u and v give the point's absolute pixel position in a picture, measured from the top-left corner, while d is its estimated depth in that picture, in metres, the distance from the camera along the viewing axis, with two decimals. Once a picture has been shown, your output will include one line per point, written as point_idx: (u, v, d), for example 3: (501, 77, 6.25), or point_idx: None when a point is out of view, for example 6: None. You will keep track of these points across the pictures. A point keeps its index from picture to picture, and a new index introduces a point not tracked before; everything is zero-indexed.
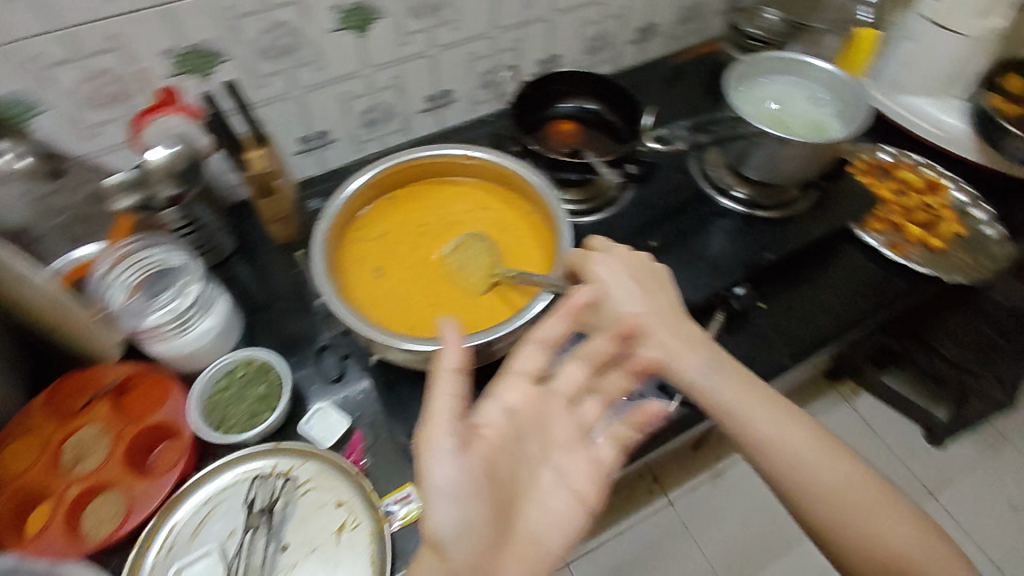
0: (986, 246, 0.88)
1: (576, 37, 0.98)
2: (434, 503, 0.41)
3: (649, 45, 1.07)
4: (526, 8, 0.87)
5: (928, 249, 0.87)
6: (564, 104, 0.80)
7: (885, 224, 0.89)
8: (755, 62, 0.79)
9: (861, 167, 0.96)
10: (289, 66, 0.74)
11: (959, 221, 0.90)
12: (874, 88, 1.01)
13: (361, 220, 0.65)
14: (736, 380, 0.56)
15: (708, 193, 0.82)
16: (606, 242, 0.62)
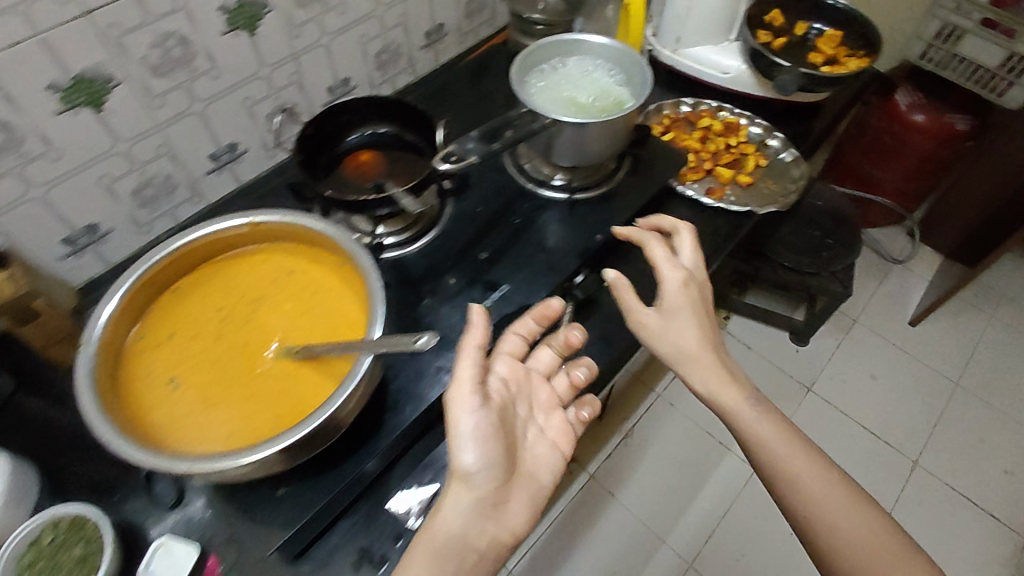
0: (788, 171, 0.95)
1: (361, 55, 0.93)
2: (461, 449, 0.53)
3: (441, 46, 1.05)
4: (290, 39, 0.82)
5: (739, 187, 0.92)
6: (352, 137, 0.75)
7: (698, 173, 0.93)
8: (538, 50, 0.76)
9: (667, 121, 0.99)
10: (14, 165, 0.64)
11: (760, 153, 0.96)
12: (658, 47, 1.05)
13: (147, 325, 0.56)
14: (777, 430, 0.65)
15: (529, 188, 0.80)
16: (688, 243, 0.72)
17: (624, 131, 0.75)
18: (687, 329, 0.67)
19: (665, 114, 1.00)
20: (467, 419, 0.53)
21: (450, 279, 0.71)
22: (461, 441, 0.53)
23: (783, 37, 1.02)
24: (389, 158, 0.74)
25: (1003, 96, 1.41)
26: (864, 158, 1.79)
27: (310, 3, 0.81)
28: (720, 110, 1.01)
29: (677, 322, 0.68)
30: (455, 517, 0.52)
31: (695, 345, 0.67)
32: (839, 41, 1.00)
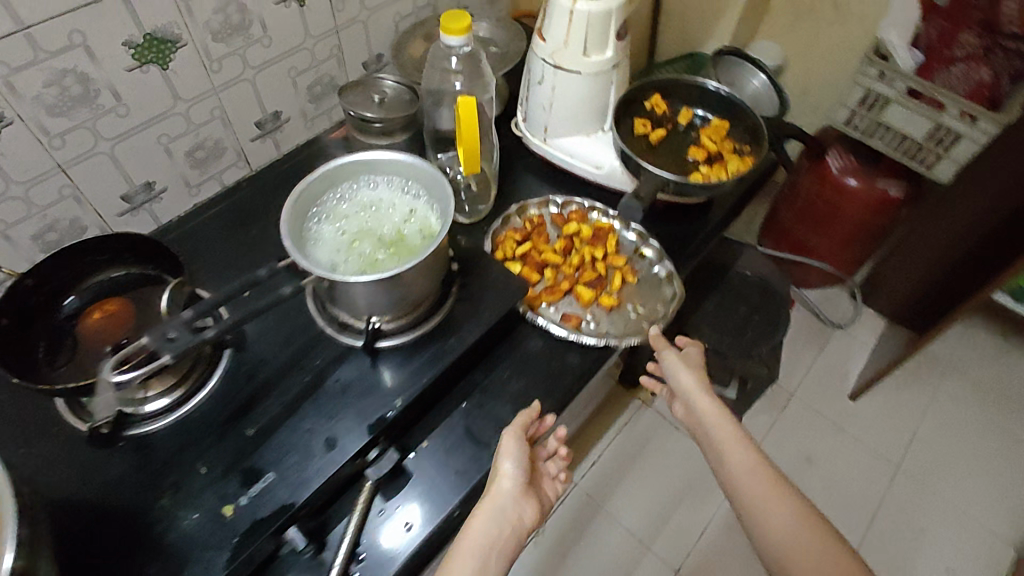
0: (660, 291, 0.84)
1: (166, 156, 0.79)
2: (502, 462, 0.68)
3: (282, 134, 0.92)
4: (50, 152, 0.68)
5: (601, 311, 0.81)
6: (70, 298, 0.62)
7: (553, 295, 0.81)
8: (329, 173, 0.63)
9: (527, 226, 0.87)
10: None
11: (630, 268, 0.84)
12: (530, 136, 0.93)
13: None
14: (740, 442, 0.79)
15: (328, 333, 0.69)
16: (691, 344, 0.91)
17: (423, 274, 0.64)
18: (685, 376, 0.87)
19: (527, 215, 0.88)
20: (513, 438, 0.68)
21: (203, 466, 0.60)
22: (512, 455, 0.67)
23: (661, 128, 0.91)
24: (119, 320, 0.61)
25: (932, 168, 1.33)
26: (798, 222, 1.70)
27: (72, 108, 0.67)
28: (591, 210, 0.89)
29: (673, 371, 0.88)
30: (500, 498, 0.67)
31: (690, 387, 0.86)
32: (722, 135, 0.90)
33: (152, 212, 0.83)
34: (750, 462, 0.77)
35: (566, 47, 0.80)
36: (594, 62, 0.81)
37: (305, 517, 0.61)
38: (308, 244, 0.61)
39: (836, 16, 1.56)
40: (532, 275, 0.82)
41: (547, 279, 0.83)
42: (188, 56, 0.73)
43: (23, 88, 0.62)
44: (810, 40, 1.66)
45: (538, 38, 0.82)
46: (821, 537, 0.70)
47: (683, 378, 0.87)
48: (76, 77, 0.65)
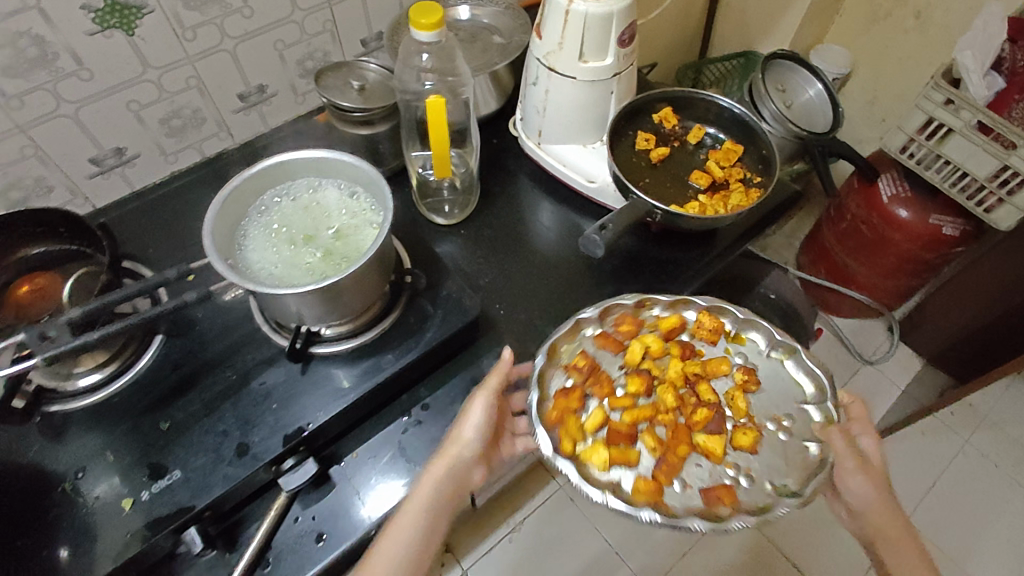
0: (794, 385, 0.73)
1: (137, 124, 0.77)
2: (466, 423, 0.65)
3: (269, 109, 0.88)
4: (9, 110, 0.66)
5: (743, 456, 0.68)
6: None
7: (675, 463, 0.67)
8: (281, 167, 0.62)
9: (576, 378, 0.71)
10: None
11: (745, 373, 0.72)
12: (523, 137, 0.86)
13: None
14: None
15: (263, 332, 0.69)
16: (852, 411, 0.73)
17: (360, 287, 0.61)
18: (872, 495, 0.66)
19: (570, 369, 0.72)
20: (481, 403, 0.65)
21: (110, 455, 0.61)
22: (472, 423, 0.64)
23: (666, 145, 0.83)
24: (38, 303, 0.61)
25: (991, 212, 1.18)
26: (840, 245, 1.56)
27: (29, 71, 0.65)
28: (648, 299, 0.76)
29: (867, 495, 0.66)
30: (458, 457, 0.64)
31: (867, 498, 0.67)
32: (732, 160, 0.82)
33: (120, 178, 0.81)
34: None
35: (561, 48, 0.73)
36: (591, 68, 0.74)
37: (206, 521, 0.60)
38: (246, 226, 0.61)
39: (914, 26, 1.39)
40: (627, 455, 0.67)
41: (653, 450, 0.68)
42: (157, 23, 0.70)
43: None
44: (882, 49, 1.49)
45: (536, 35, 0.75)
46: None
47: (869, 502, 0.66)
48: (32, 39, 0.63)
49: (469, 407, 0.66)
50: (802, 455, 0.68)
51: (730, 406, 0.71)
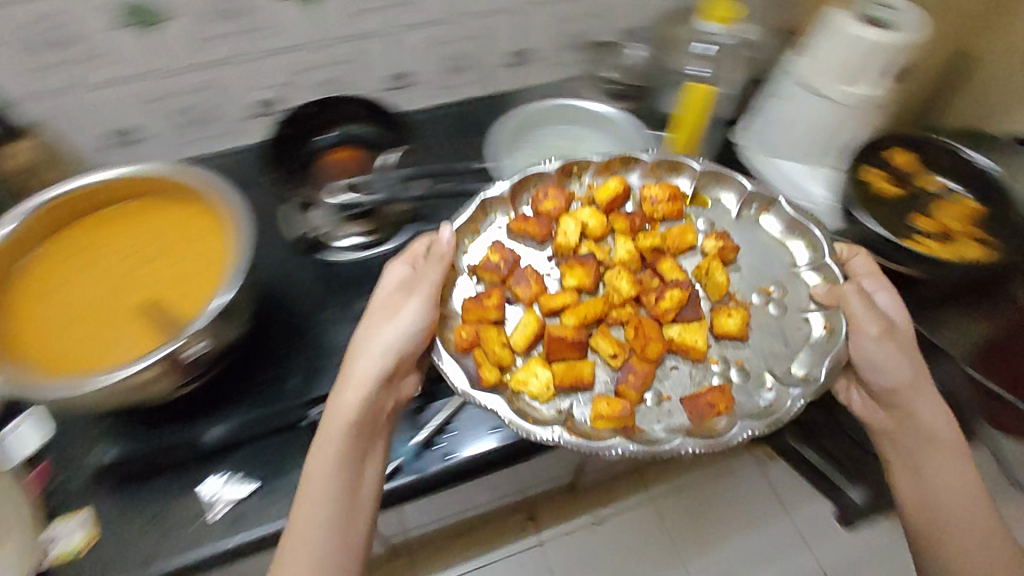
0: (771, 241, 0.77)
1: (429, 56, 0.92)
2: (376, 337, 0.62)
3: (527, 71, 1.01)
4: (353, 20, 0.83)
5: (736, 345, 0.70)
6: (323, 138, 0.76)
7: (643, 362, 0.68)
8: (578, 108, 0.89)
9: (496, 275, 0.72)
10: (72, 59, 0.74)
11: (724, 245, 0.74)
12: (749, 146, 0.90)
13: (29, 267, 0.64)
14: (961, 475, 0.64)
15: None
16: (863, 257, 0.71)
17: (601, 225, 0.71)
18: (913, 363, 0.65)
19: (483, 271, 0.72)
20: (396, 315, 0.63)
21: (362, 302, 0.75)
22: (399, 323, 0.62)
23: (900, 185, 0.82)
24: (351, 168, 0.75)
25: None
26: None
27: None
28: (580, 167, 0.80)
29: (904, 362, 0.65)
30: (361, 376, 0.61)
31: (887, 357, 0.64)
32: (966, 218, 0.80)
33: (397, 99, 0.97)
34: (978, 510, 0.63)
35: (826, 68, 0.77)
36: (850, 93, 0.77)
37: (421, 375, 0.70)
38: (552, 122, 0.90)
39: None
40: (578, 372, 0.67)
41: (613, 358, 0.69)
42: None
43: None
44: None
45: (801, 52, 0.80)
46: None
47: (904, 367, 0.65)
48: None
49: (400, 301, 0.64)
50: (803, 332, 0.71)
51: (707, 285, 0.73)
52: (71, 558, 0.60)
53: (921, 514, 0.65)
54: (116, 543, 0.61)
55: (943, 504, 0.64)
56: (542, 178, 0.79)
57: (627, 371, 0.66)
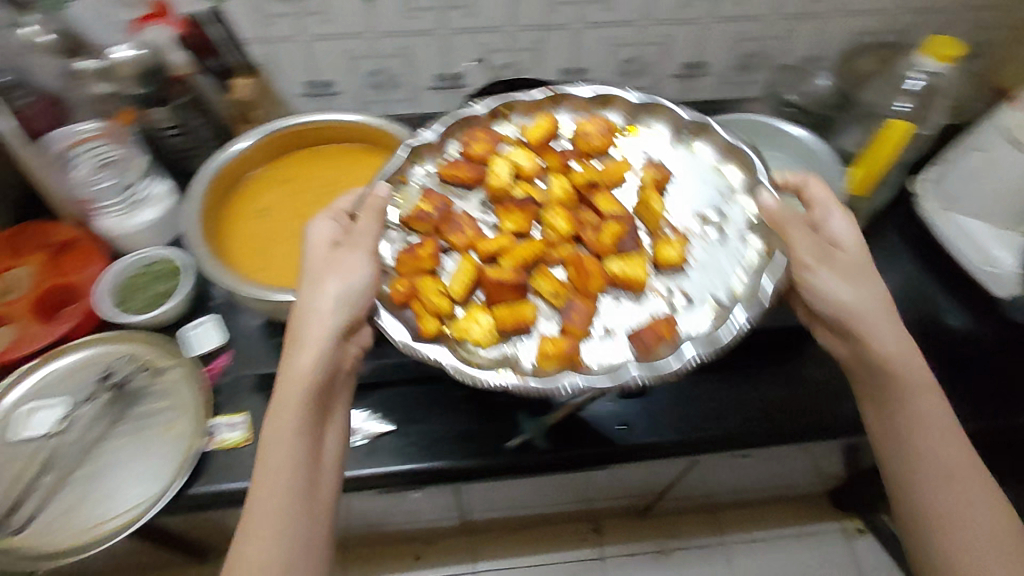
0: (709, 165, 0.69)
1: (606, 55, 0.94)
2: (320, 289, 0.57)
3: (696, 84, 1.01)
4: (548, 10, 0.86)
5: (677, 275, 0.64)
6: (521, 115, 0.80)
7: (582, 300, 0.62)
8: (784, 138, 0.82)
9: (429, 223, 0.65)
10: (297, 11, 0.81)
11: (659, 174, 0.67)
12: (925, 197, 0.86)
13: (251, 180, 0.76)
14: (961, 437, 0.57)
15: None
16: (824, 190, 0.63)
17: None
18: (869, 288, 0.59)
19: (415, 221, 0.65)
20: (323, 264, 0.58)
21: None
22: (346, 277, 0.57)
23: None
24: None
25: None
26: None
27: None
28: (508, 107, 0.72)
29: (869, 286, 0.59)
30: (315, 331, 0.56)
31: (860, 296, 0.58)
32: None
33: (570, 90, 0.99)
34: (984, 483, 0.56)
35: None
36: None
37: None
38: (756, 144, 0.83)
39: None
40: (518, 314, 0.60)
41: (555, 297, 0.63)
42: None
43: None
44: None
45: (1016, 105, 0.75)
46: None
47: (867, 293, 0.58)
48: None
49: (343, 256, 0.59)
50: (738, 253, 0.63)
51: (648, 215, 0.66)
52: (229, 450, 0.67)
53: (927, 468, 0.56)
54: None
55: (945, 472, 0.56)
56: (472, 123, 0.72)
57: (570, 308, 0.60)
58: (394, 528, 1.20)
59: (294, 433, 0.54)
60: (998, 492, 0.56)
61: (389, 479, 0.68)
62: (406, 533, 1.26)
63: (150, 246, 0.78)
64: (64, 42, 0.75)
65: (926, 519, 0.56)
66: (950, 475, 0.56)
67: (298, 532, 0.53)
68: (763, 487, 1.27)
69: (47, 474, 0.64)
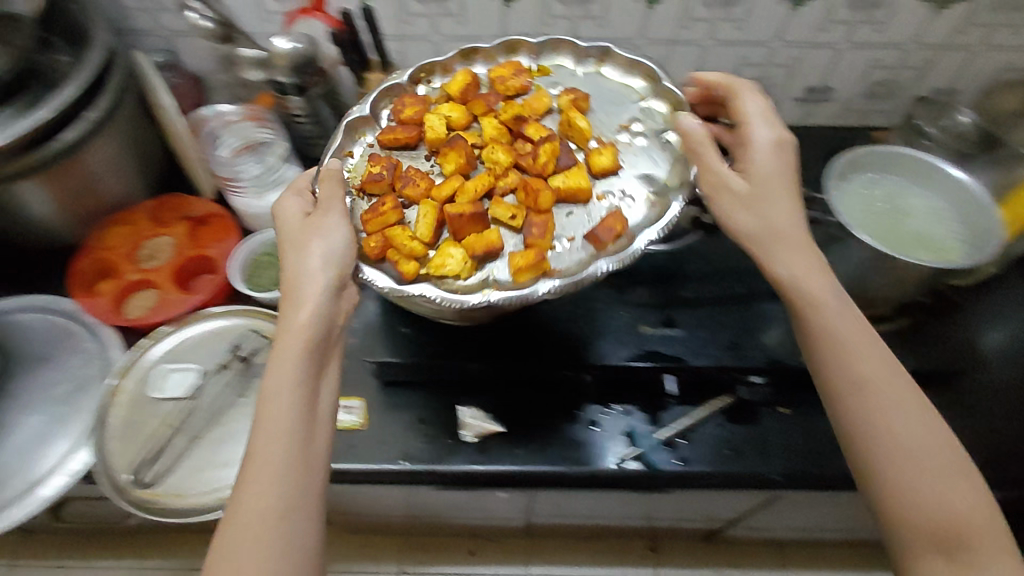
0: (620, 86, 0.77)
1: (731, 74, 0.93)
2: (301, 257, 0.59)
3: (818, 109, 0.98)
4: (681, 26, 0.86)
5: (602, 182, 0.70)
6: None
7: (541, 217, 0.66)
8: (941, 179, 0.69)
9: (384, 183, 0.68)
10: (435, 12, 0.83)
11: (574, 94, 0.73)
12: None
13: None
14: (860, 324, 0.52)
15: None
16: (757, 103, 0.62)
17: (921, 284, 0.66)
18: (786, 201, 0.56)
19: (369, 183, 0.67)
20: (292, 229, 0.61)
21: (642, 290, 0.74)
22: (328, 237, 0.60)
23: None
24: None
25: None
26: None
27: (715, 5, 0.83)
28: (426, 70, 0.78)
29: (766, 184, 0.57)
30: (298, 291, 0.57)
31: (790, 223, 0.55)
32: None
33: None
34: (894, 373, 0.50)
35: None
36: None
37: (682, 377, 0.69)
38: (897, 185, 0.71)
39: None
40: (488, 240, 0.65)
41: (511, 220, 0.67)
42: (816, 8, 0.84)
43: None
44: None
45: None
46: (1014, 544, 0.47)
47: (781, 197, 0.57)
48: None
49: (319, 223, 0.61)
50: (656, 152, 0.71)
51: (571, 136, 0.72)
52: (345, 431, 0.70)
53: (838, 390, 0.51)
54: (379, 432, 0.70)
55: (899, 424, 0.49)
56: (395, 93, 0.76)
57: (528, 225, 0.65)
58: (457, 521, 1.21)
59: (293, 379, 0.52)
60: (931, 411, 0.50)
61: (498, 478, 0.69)
62: (466, 529, 1.26)
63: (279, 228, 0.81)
64: (220, 28, 0.77)
65: (855, 437, 0.50)
66: (862, 385, 0.50)
67: (302, 475, 0.50)
68: (838, 529, 1.22)
69: (181, 434, 0.68)
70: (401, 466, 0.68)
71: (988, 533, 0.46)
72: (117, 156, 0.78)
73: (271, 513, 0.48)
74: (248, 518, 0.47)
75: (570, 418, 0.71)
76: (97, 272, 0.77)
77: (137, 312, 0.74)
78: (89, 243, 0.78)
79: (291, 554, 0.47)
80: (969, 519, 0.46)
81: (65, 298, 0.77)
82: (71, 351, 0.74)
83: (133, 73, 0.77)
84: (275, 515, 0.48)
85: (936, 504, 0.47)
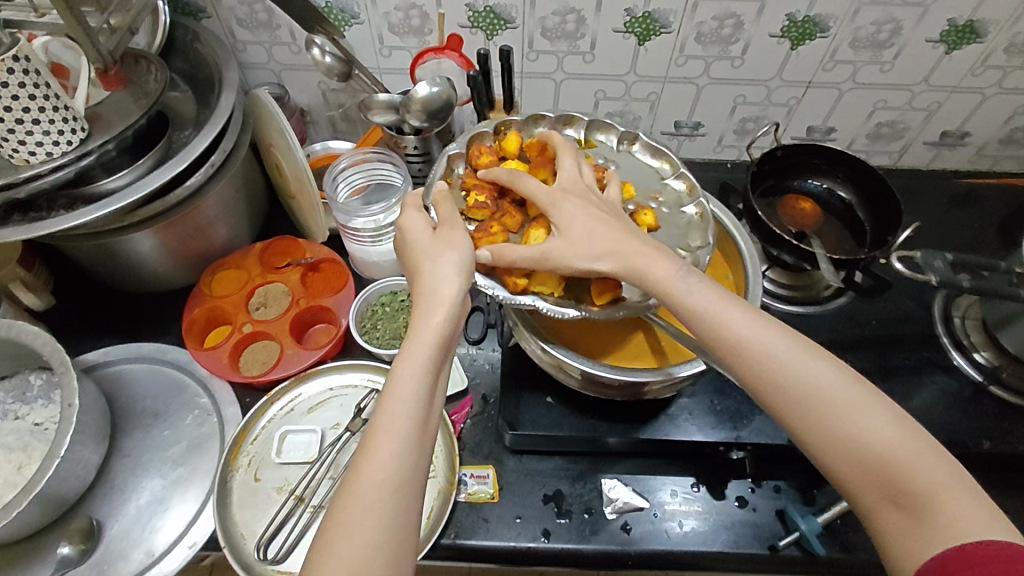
0: (651, 170, 0.68)
1: (864, 116, 0.88)
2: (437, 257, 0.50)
3: (949, 153, 0.94)
4: (823, 69, 0.80)
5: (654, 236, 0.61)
6: (812, 181, 0.76)
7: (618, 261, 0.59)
8: None
9: (486, 210, 0.59)
10: (563, 50, 0.77)
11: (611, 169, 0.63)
12: None
13: None
14: (722, 294, 0.49)
15: (941, 341, 0.72)
16: (567, 162, 0.58)
17: None
18: (585, 219, 0.53)
19: (473, 209, 0.59)
20: (418, 224, 0.54)
21: None
22: (462, 249, 0.51)
23: None
24: (814, 221, 0.74)
25: None
26: None
27: (864, 48, 0.78)
28: (504, 125, 0.68)
29: (566, 215, 0.53)
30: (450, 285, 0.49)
31: (615, 247, 0.51)
32: None
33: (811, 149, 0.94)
34: (764, 326, 0.46)
35: None
36: None
37: None
38: None
39: None
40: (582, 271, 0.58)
41: None
42: (974, 53, 0.78)
43: (859, 17, 0.74)
44: None
45: None
46: (964, 472, 0.40)
47: (576, 216, 0.53)
48: (893, 28, 0.75)
49: (449, 233, 0.53)
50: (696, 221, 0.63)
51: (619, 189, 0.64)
52: (477, 504, 0.67)
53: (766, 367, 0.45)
54: (514, 503, 0.67)
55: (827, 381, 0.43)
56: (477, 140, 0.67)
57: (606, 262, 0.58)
58: None
59: (421, 369, 0.44)
60: (827, 356, 0.45)
61: (646, 562, 0.66)
62: None
63: (390, 276, 0.77)
64: (341, 64, 0.71)
65: (763, 399, 0.45)
66: (740, 346, 0.46)
67: (420, 461, 0.42)
68: None
69: (304, 503, 0.63)
70: (541, 544, 0.65)
71: (926, 464, 0.40)
72: (232, 200, 0.73)
73: (385, 488, 0.40)
74: (355, 491, 0.40)
75: (718, 496, 0.68)
76: (208, 319, 0.74)
77: (253, 369, 0.70)
78: (199, 289, 0.75)
79: (397, 540, 0.39)
80: (899, 457, 0.40)
81: (176, 347, 0.73)
82: (185, 407, 0.70)
83: (249, 111, 0.74)
84: (388, 490, 0.40)
85: (855, 444, 0.41)
